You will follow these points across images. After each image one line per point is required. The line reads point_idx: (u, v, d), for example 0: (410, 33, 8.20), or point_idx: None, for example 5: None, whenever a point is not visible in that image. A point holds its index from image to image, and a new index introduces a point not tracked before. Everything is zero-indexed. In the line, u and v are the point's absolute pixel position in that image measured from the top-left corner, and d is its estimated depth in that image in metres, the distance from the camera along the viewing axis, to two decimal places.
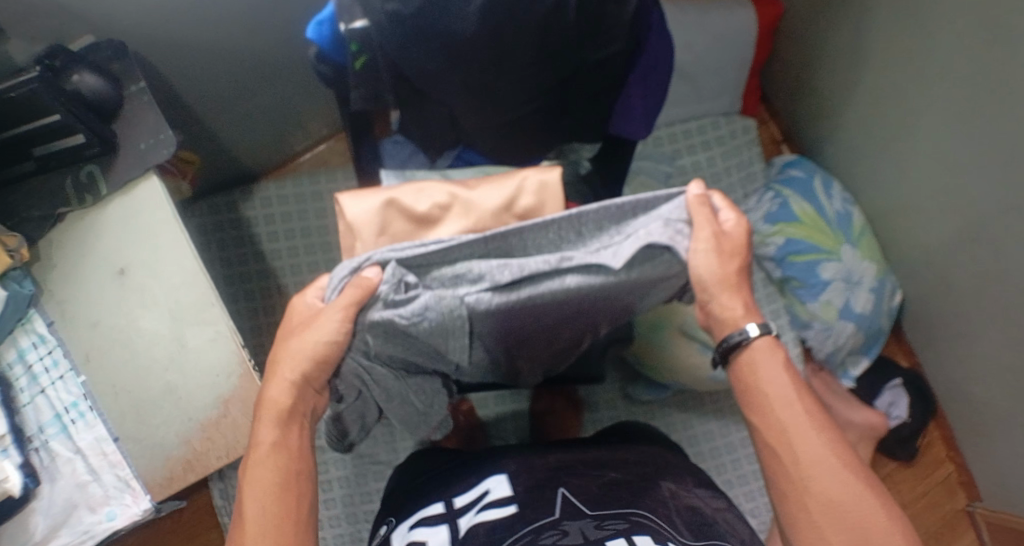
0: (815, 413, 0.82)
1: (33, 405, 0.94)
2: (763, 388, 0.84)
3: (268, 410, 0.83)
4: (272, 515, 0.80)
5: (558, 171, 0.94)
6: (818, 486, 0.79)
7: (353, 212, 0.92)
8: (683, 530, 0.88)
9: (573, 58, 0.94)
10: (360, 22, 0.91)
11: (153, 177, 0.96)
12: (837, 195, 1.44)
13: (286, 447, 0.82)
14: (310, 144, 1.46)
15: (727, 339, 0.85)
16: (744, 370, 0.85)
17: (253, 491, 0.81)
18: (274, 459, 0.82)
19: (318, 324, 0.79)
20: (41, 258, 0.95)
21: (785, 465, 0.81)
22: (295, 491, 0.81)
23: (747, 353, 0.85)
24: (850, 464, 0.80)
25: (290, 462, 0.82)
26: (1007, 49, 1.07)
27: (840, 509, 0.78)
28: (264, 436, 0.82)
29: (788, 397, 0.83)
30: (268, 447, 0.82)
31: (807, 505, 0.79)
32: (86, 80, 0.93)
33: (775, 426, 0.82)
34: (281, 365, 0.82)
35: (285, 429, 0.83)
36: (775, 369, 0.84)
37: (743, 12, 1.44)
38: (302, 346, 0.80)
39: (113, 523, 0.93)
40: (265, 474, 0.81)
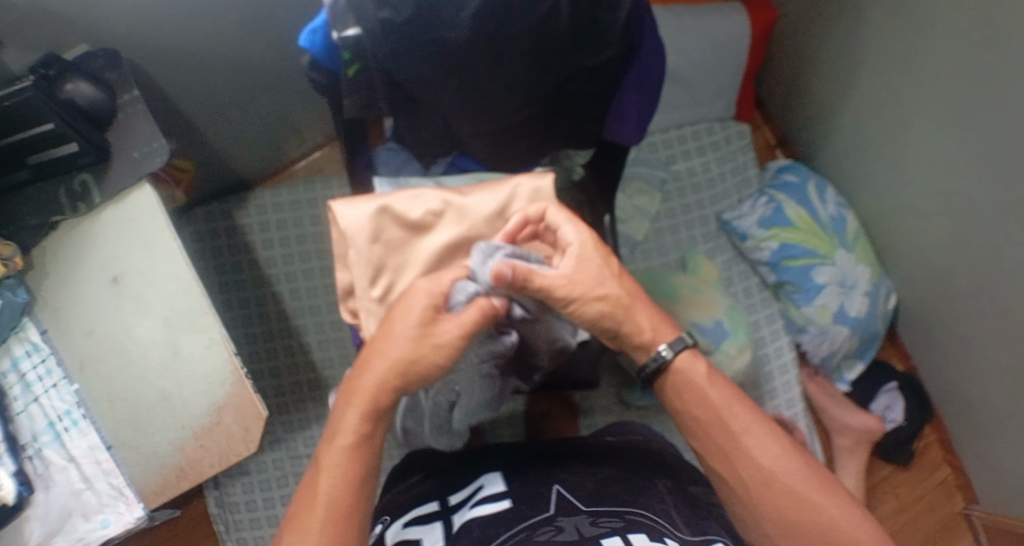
0: (753, 430, 0.86)
1: (27, 413, 0.93)
2: (698, 417, 0.87)
3: (357, 399, 0.80)
4: (343, 506, 0.79)
5: (551, 178, 0.95)
6: (772, 506, 0.84)
7: (347, 219, 0.92)
8: (681, 525, 0.88)
9: (565, 64, 0.94)
10: (352, 30, 0.90)
11: (147, 185, 0.96)
12: (831, 199, 1.45)
13: (368, 442, 0.81)
14: (306, 152, 1.48)
15: (644, 367, 0.88)
16: (674, 390, 0.88)
17: (328, 477, 0.79)
18: (355, 451, 0.80)
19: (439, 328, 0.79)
20: (35, 265, 0.94)
21: (737, 490, 0.86)
22: (365, 486, 0.81)
23: (672, 373, 0.88)
24: (798, 474, 0.85)
25: (369, 458, 0.81)
26: (1003, 52, 1.07)
27: (794, 521, 0.83)
28: (349, 424, 0.80)
29: (726, 415, 0.86)
30: (349, 439, 0.80)
31: (765, 526, 0.85)
32: (80, 88, 0.93)
33: (720, 454, 0.86)
34: (379, 355, 0.79)
35: (372, 424, 0.80)
36: (702, 391, 0.87)
37: (737, 18, 1.44)
38: (414, 345, 0.78)
39: (107, 530, 0.92)
40: (342, 463, 0.80)
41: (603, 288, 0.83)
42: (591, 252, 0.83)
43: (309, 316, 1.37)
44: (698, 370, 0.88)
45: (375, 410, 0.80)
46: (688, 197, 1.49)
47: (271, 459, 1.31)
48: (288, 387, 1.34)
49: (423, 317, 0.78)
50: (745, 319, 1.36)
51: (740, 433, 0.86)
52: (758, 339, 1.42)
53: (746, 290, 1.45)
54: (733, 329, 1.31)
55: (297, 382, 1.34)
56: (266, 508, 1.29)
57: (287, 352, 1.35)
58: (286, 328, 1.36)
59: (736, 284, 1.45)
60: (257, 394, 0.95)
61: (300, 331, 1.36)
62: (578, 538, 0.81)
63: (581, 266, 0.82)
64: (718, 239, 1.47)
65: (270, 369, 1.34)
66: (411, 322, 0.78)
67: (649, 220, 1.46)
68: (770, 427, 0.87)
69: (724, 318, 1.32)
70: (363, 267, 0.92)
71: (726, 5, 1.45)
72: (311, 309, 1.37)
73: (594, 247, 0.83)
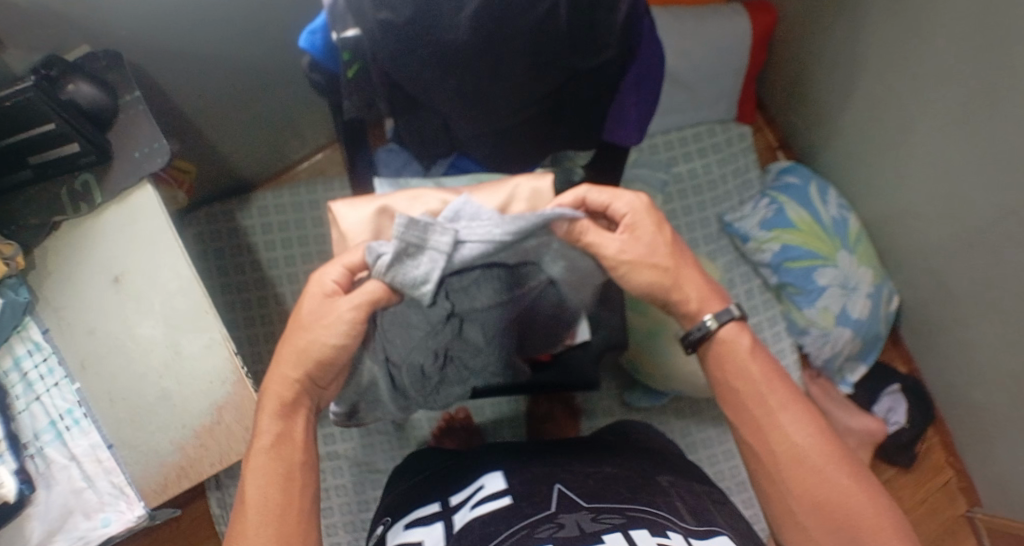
0: (790, 408, 0.84)
1: (29, 412, 0.94)
2: (735, 387, 0.87)
3: (269, 403, 0.84)
4: (274, 505, 0.80)
5: (550, 178, 0.96)
6: (799, 484, 0.81)
7: (348, 220, 0.93)
8: (686, 515, 0.88)
9: (565, 65, 0.94)
10: (353, 30, 0.91)
11: (149, 185, 0.96)
12: (833, 201, 1.45)
13: (287, 438, 0.84)
14: (308, 153, 1.48)
15: (689, 333, 0.89)
16: (717, 360, 0.88)
17: (256, 479, 0.81)
18: (276, 451, 0.82)
19: (328, 321, 0.83)
20: (36, 266, 0.95)
21: (766, 464, 0.84)
22: (297, 484, 0.82)
23: (716, 343, 0.88)
24: (831, 459, 0.82)
25: (295, 454, 0.83)
26: (1002, 53, 1.07)
27: (822, 505, 0.80)
28: (266, 427, 0.84)
29: (763, 390, 0.85)
30: (271, 439, 0.83)
31: (791, 504, 0.82)
32: (82, 89, 0.94)
33: (752, 426, 0.85)
34: (280, 360, 0.84)
35: (287, 420, 0.84)
36: (743, 363, 0.87)
37: (738, 20, 1.45)
38: (304, 344, 0.83)
39: (108, 529, 0.92)
40: (267, 464, 0.82)
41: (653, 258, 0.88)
42: (643, 217, 0.88)
43: None
44: (742, 342, 0.87)
45: (285, 406, 0.84)
46: (689, 199, 1.49)
47: None
48: None
49: (319, 309, 0.84)
50: None
51: (776, 407, 0.84)
52: (759, 341, 1.42)
53: (748, 291, 1.45)
54: None
55: None
56: None
57: None
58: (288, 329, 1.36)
59: (737, 286, 1.45)
60: (257, 392, 0.94)
61: None
62: (578, 534, 0.81)
63: (631, 239, 0.87)
64: (720, 240, 1.47)
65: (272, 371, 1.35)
66: (306, 325, 0.84)
67: None
68: (809, 410, 0.85)
69: None
70: None
71: (726, 7, 1.45)
72: None
73: (646, 212, 0.88)
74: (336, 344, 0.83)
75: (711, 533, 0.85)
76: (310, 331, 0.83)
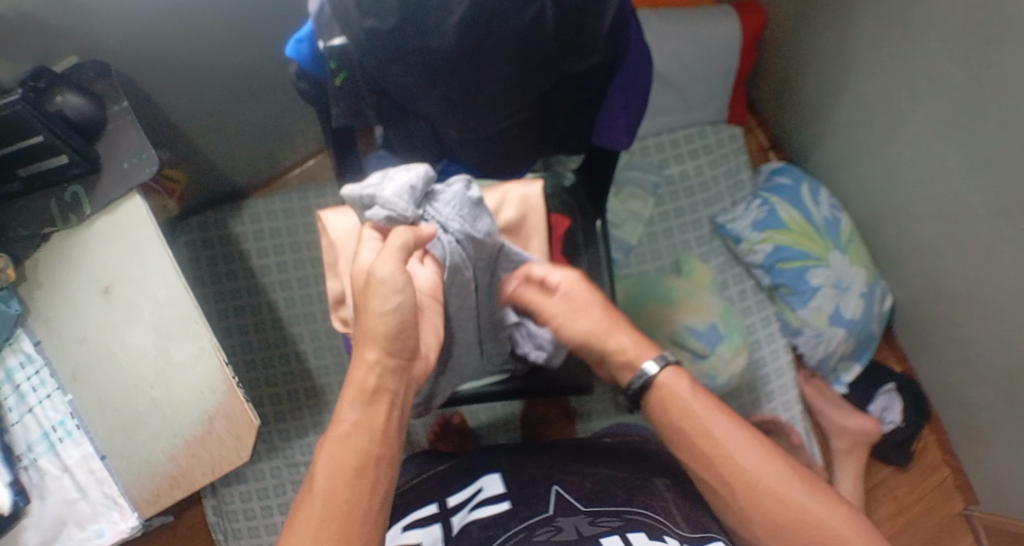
0: (735, 436, 0.84)
1: (22, 424, 0.94)
2: (682, 429, 0.85)
3: (351, 390, 0.78)
4: (341, 502, 0.75)
5: (540, 185, 0.98)
6: (760, 511, 0.81)
7: (336, 229, 0.95)
8: (679, 518, 0.89)
9: (553, 70, 0.94)
10: (339, 38, 0.91)
11: (137, 196, 0.96)
12: (825, 201, 1.44)
13: (365, 426, 0.77)
14: (299, 159, 1.48)
15: (630, 385, 0.88)
16: (659, 407, 0.87)
17: (324, 471, 0.76)
18: (352, 441, 0.77)
19: (377, 290, 0.75)
20: (27, 277, 0.95)
21: (725, 497, 0.83)
22: (369, 479, 0.76)
23: (656, 392, 0.87)
24: (783, 477, 0.82)
25: (373, 443, 0.77)
26: (991, 52, 1.08)
27: (786, 528, 0.80)
28: (345, 416, 0.78)
29: (707, 425, 0.84)
30: (352, 427, 0.77)
31: (757, 531, 0.82)
32: (70, 100, 0.94)
33: (705, 465, 0.84)
34: (359, 343, 0.77)
35: (368, 407, 0.78)
36: (684, 403, 0.86)
37: (729, 21, 1.45)
38: (369, 319, 0.76)
39: (102, 540, 0.93)
40: (342, 455, 0.76)
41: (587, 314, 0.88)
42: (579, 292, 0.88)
43: (304, 323, 1.37)
44: (683, 384, 0.86)
45: (365, 392, 0.77)
46: (681, 201, 1.49)
47: (267, 467, 1.31)
48: (284, 395, 1.34)
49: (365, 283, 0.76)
50: (740, 323, 1.36)
51: (723, 440, 0.83)
52: (752, 342, 1.42)
53: (741, 292, 1.45)
54: (728, 333, 1.32)
55: (292, 390, 1.35)
56: (263, 516, 1.30)
57: (283, 361, 1.36)
58: (282, 336, 1.36)
59: (730, 287, 1.45)
60: (247, 400, 0.93)
61: (296, 339, 1.37)
62: (578, 538, 0.82)
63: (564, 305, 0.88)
64: (712, 242, 1.47)
65: (266, 378, 1.35)
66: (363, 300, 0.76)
67: (643, 224, 1.46)
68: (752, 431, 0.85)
69: (718, 322, 1.32)
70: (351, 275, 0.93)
71: (716, 9, 1.45)
72: (306, 317, 1.37)
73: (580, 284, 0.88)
74: (396, 306, 0.75)
75: (705, 539, 0.85)
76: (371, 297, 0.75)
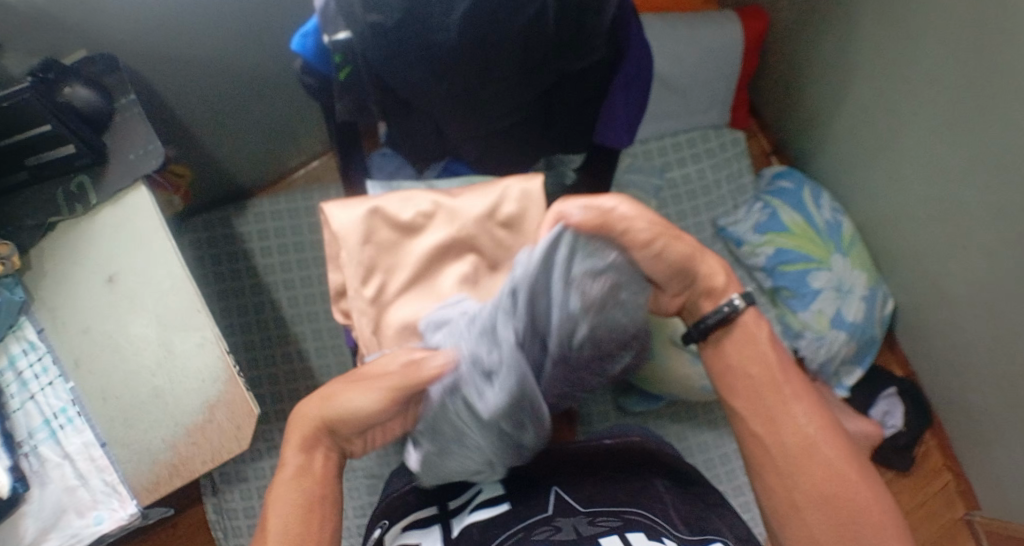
0: (802, 399, 0.85)
1: (24, 411, 0.94)
2: (749, 375, 0.87)
3: (299, 430, 0.85)
4: (294, 535, 0.81)
5: (540, 180, 0.99)
6: (805, 479, 0.82)
7: (339, 221, 0.97)
8: (678, 523, 0.89)
9: (556, 67, 0.96)
10: (343, 34, 0.92)
11: (143, 187, 0.98)
12: (826, 205, 1.45)
13: (308, 473, 0.84)
14: (304, 161, 1.50)
15: (705, 318, 0.90)
16: (733, 345, 0.89)
17: (280, 511, 0.82)
18: (298, 484, 0.83)
19: (354, 384, 0.85)
20: (32, 266, 0.96)
21: (774, 457, 0.83)
22: (317, 517, 0.83)
23: (738, 328, 0.89)
24: (840, 452, 0.83)
25: (316, 487, 0.84)
26: (992, 53, 1.08)
27: (833, 501, 0.81)
28: (290, 460, 0.84)
29: (777, 379, 0.86)
30: (292, 471, 0.84)
31: (796, 498, 0.82)
32: (79, 92, 0.96)
33: (764, 416, 0.85)
34: (306, 400, 0.86)
35: (308, 454, 0.85)
36: (761, 348, 0.88)
37: (730, 26, 1.46)
38: (334, 396, 0.84)
39: (100, 527, 0.92)
40: (292, 500, 0.82)
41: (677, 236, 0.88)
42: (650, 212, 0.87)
43: (307, 322, 1.38)
44: (762, 331, 0.89)
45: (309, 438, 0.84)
46: (683, 204, 1.49)
47: (269, 465, 1.32)
48: (285, 393, 1.35)
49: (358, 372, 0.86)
50: None
51: (788, 397, 0.85)
52: None
53: None
54: None
55: (294, 389, 1.36)
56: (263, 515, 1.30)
57: (285, 360, 1.37)
58: (285, 335, 1.37)
59: None
60: (247, 389, 0.94)
61: (298, 338, 1.38)
62: (576, 538, 0.83)
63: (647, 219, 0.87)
64: (714, 245, 1.47)
65: (268, 376, 1.36)
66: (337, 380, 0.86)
67: None
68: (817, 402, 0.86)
69: None
70: (355, 269, 0.97)
71: (718, 14, 1.47)
72: (309, 316, 1.38)
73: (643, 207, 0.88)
74: (365, 406, 0.84)
75: (705, 541, 0.85)
76: (338, 392, 0.85)
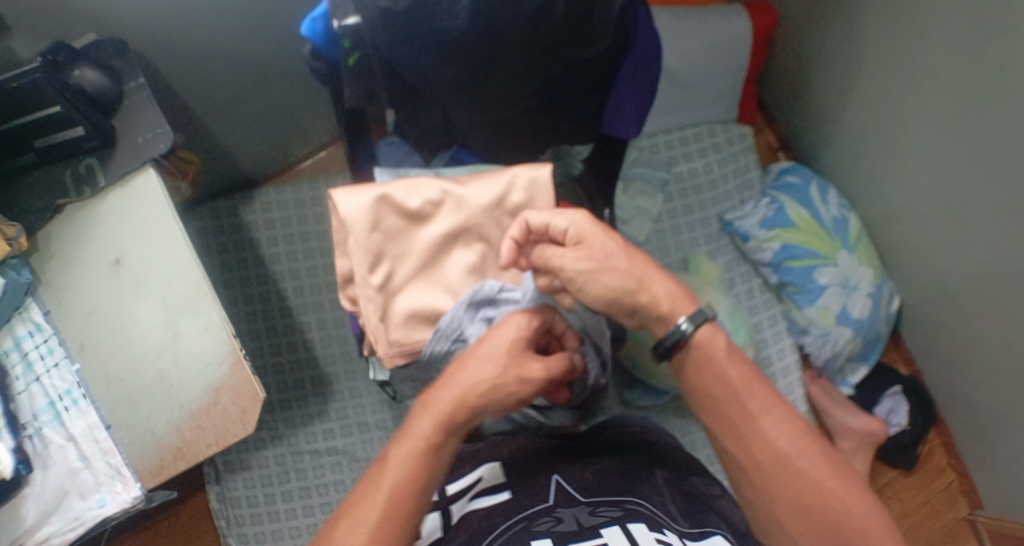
0: (771, 410, 0.85)
1: (28, 392, 0.94)
2: (713, 393, 0.87)
3: (436, 410, 0.83)
4: (394, 515, 0.79)
5: (548, 168, 0.98)
6: (782, 493, 0.83)
7: (347, 208, 0.96)
8: (679, 515, 0.88)
9: (565, 57, 0.95)
10: (353, 18, 0.93)
11: (151, 169, 0.98)
12: (833, 200, 1.45)
13: (433, 453, 0.82)
14: (311, 151, 1.50)
15: (662, 340, 0.88)
16: (691, 363, 0.88)
17: (392, 477, 0.80)
18: (417, 459, 0.81)
19: (490, 352, 0.86)
20: (39, 248, 0.97)
21: (749, 471, 0.85)
22: (412, 504, 0.80)
23: (694, 347, 0.88)
24: (816, 461, 0.83)
25: (431, 468, 0.82)
26: (1001, 49, 1.08)
27: (813, 513, 0.82)
28: (420, 431, 0.82)
29: (741, 394, 0.86)
30: (415, 444, 0.81)
31: (775, 511, 0.84)
32: (87, 75, 0.96)
33: (732, 433, 0.86)
34: (452, 368, 0.86)
35: (438, 432, 0.82)
36: (721, 364, 0.87)
37: (739, 20, 1.46)
38: (474, 372, 0.84)
39: (103, 510, 0.92)
40: (407, 467, 0.81)
41: (609, 264, 0.86)
42: (589, 228, 0.87)
43: (312, 312, 1.38)
44: (718, 344, 0.87)
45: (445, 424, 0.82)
46: (689, 198, 1.49)
47: (272, 455, 1.32)
48: (289, 383, 1.35)
49: (505, 353, 0.86)
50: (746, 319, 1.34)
51: (755, 410, 0.85)
52: (758, 339, 1.41)
53: (748, 290, 1.45)
54: (735, 328, 1.29)
55: (299, 378, 1.36)
56: (267, 504, 1.30)
57: (290, 349, 1.37)
58: (289, 324, 1.37)
59: (737, 285, 1.45)
60: (253, 373, 0.94)
61: (303, 328, 1.38)
62: (578, 529, 0.83)
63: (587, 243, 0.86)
64: (720, 240, 1.47)
65: (273, 366, 1.36)
66: (479, 345, 0.87)
67: (651, 221, 1.45)
68: (788, 409, 0.86)
69: (726, 317, 1.29)
70: (362, 255, 0.96)
71: (727, 8, 1.46)
72: (314, 306, 1.38)
73: (591, 227, 0.87)
74: (489, 383, 0.84)
75: (705, 534, 0.84)
76: (483, 359, 0.85)
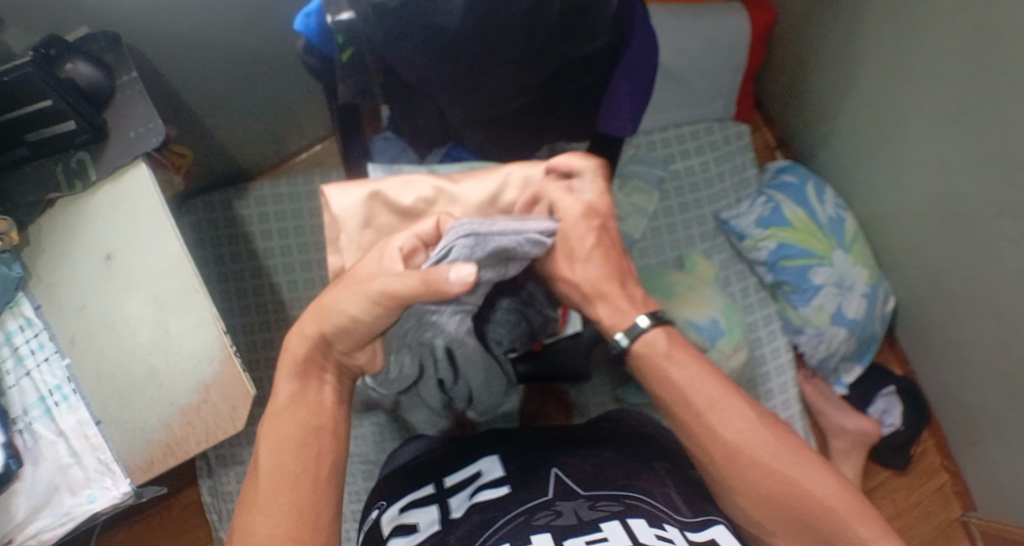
0: (718, 404, 0.88)
1: (18, 387, 0.95)
2: (663, 395, 0.90)
3: (286, 360, 0.84)
4: (288, 471, 0.81)
5: (543, 166, 0.95)
6: (743, 482, 0.86)
7: (339, 204, 0.96)
8: (682, 506, 0.88)
9: (560, 54, 0.95)
10: (347, 13, 0.92)
11: (142, 163, 0.97)
12: (829, 200, 1.44)
13: (304, 399, 0.84)
14: (305, 145, 1.50)
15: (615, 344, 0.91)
16: (642, 362, 0.91)
17: (268, 445, 0.83)
18: (291, 415, 0.83)
19: (352, 285, 0.79)
20: (31, 242, 0.97)
21: (707, 467, 0.88)
22: (308, 451, 0.83)
23: (641, 344, 0.90)
24: (767, 447, 0.87)
25: (310, 415, 0.84)
26: (998, 51, 1.07)
27: (773, 498, 0.85)
28: (283, 388, 0.85)
29: (687, 393, 0.89)
30: (288, 399, 0.84)
31: (739, 501, 0.87)
32: (80, 69, 0.95)
33: (688, 431, 0.89)
34: (303, 316, 0.83)
35: (303, 381, 0.84)
36: (663, 365, 0.90)
37: (736, 17, 1.44)
38: (327, 308, 0.80)
39: (93, 505, 0.93)
40: (285, 428, 0.83)
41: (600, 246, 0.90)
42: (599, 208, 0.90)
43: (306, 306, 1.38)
44: (658, 344, 0.90)
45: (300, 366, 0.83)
46: (685, 197, 1.48)
47: None
48: None
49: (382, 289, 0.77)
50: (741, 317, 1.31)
51: (704, 408, 0.88)
52: (753, 339, 1.42)
53: (743, 289, 1.45)
54: (729, 328, 1.27)
55: None
56: None
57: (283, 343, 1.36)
58: (282, 318, 1.37)
59: (733, 284, 1.45)
60: (245, 370, 0.93)
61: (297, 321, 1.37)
62: (577, 522, 0.82)
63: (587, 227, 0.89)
64: (716, 239, 1.47)
65: (266, 360, 1.36)
66: (336, 286, 0.81)
67: (647, 219, 1.45)
68: (734, 399, 0.89)
69: (719, 317, 1.27)
70: (354, 252, 0.97)
71: (726, 5, 1.45)
72: (307, 300, 1.38)
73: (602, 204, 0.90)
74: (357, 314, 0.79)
75: (706, 523, 0.85)
76: (336, 299, 0.80)
